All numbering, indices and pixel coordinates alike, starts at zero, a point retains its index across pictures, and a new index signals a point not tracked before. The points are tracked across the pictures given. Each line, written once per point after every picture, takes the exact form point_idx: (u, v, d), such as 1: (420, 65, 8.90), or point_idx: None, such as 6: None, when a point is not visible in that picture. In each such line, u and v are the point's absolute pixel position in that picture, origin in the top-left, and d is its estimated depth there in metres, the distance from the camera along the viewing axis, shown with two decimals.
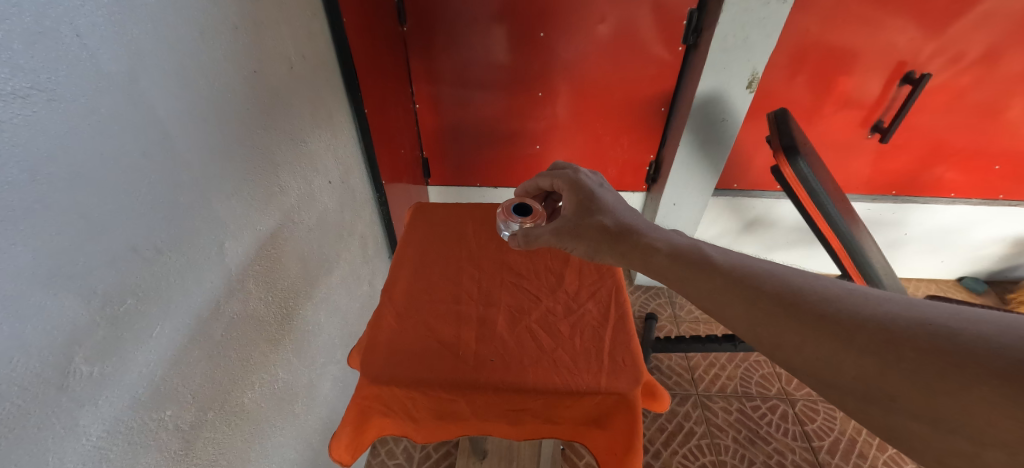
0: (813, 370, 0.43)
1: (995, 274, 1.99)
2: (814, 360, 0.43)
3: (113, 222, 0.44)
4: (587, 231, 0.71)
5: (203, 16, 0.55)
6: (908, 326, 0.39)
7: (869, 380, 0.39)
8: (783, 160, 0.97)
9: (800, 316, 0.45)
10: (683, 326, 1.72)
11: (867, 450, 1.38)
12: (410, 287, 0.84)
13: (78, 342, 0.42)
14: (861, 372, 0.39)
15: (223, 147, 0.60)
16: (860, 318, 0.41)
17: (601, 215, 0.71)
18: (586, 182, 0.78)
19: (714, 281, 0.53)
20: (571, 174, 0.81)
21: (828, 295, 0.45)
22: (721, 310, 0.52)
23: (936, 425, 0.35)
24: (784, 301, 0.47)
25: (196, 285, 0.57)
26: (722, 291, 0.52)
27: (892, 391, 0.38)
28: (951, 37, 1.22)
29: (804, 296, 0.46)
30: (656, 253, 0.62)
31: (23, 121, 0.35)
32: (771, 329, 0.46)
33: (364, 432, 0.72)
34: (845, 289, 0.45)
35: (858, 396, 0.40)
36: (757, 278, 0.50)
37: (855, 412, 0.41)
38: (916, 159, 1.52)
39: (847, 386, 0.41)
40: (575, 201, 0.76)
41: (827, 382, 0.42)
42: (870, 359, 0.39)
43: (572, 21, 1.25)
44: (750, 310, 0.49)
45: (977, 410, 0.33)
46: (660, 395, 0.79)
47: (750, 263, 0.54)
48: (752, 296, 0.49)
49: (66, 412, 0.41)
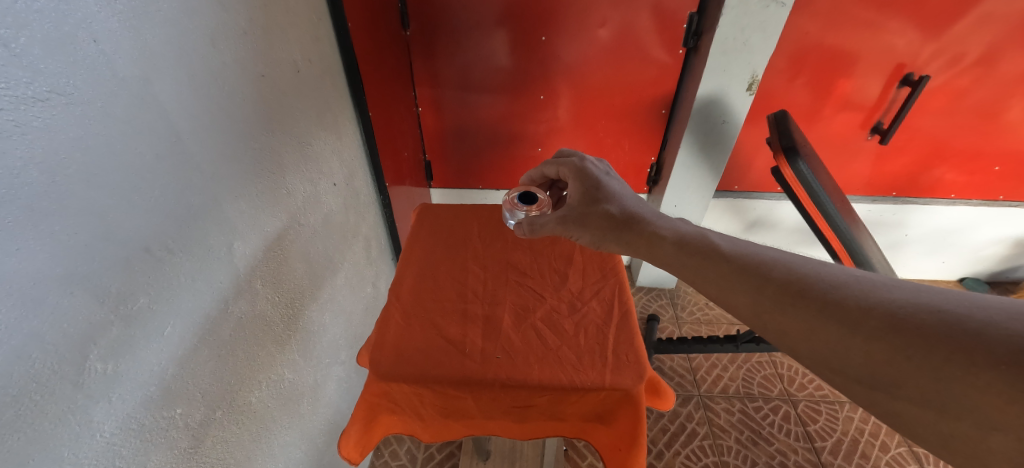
0: (820, 357, 0.44)
1: (997, 275, 1.99)
2: (821, 348, 0.43)
3: (129, 221, 0.45)
4: (593, 219, 0.72)
5: (213, 20, 0.56)
6: (916, 311, 0.39)
7: (876, 368, 0.40)
8: (783, 161, 0.99)
9: (807, 303, 0.45)
10: (685, 327, 1.73)
11: (869, 450, 1.38)
12: (417, 286, 0.85)
13: (93, 340, 0.43)
14: (868, 360, 0.40)
15: (232, 148, 0.61)
16: (868, 304, 0.42)
17: (606, 203, 0.72)
18: (592, 170, 0.79)
19: (721, 270, 0.54)
20: (577, 161, 0.82)
21: (834, 281, 0.46)
22: (728, 299, 0.53)
23: (943, 411, 0.36)
24: (791, 289, 0.47)
25: (206, 285, 0.58)
26: (728, 281, 0.53)
27: (899, 377, 0.39)
28: (950, 38, 1.24)
29: (810, 283, 0.47)
30: (661, 242, 0.62)
31: (44, 125, 0.37)
32: (777, 316, 0.47)
33: (371, 430, 0.73)
34: (851, 275, 0.46)
35: (863, 383, 0.41)
36: (764, 266, 0.51)
37: (862, 398, 0.42)
38: (916, 160, 1.53)
39: (853, 373, 0.42)
40: (580, 189, 0.77)
41: (834, 369, 0.43)
42: (877, 346, 0.40)
43: (573, 26, 1.27)
44: (756, 300, 0.49)
45: (983, 396, 0.34)
46: (664, 393, 0.80)
47: (756, 251, 0.55)
48: (759, 283, 0.50)
49: (82, 408, 0.42)
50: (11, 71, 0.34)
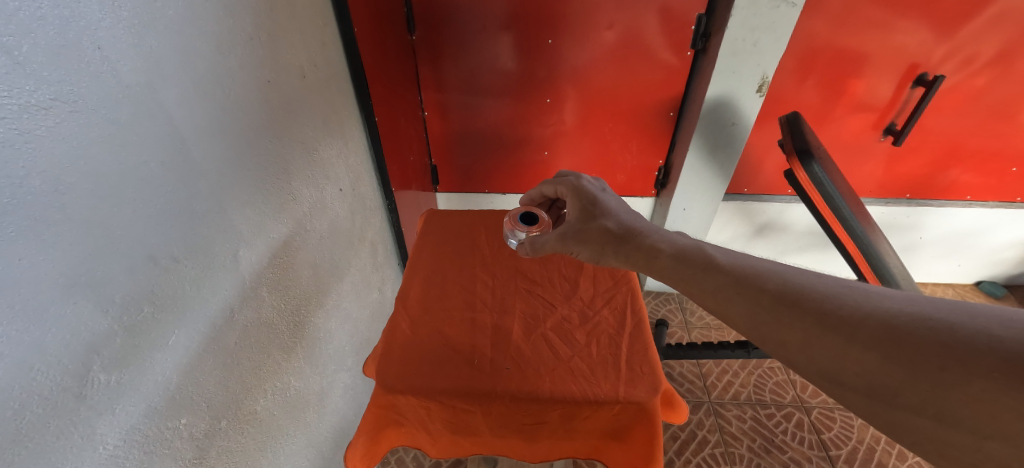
0: (816, 367, 0.42)
1: (1014, 278, 1.95)
2: (817, 358, 0.42)
3: (130, 231, 0.44)
4: (591, 235, 0.70)
5: (218, 27, 0.55)
6: (908, 321, 0.38)
7: (872, 377, 0.38)
8: (796, 164, 0.97)
9: (803, 313, 0.44)
10: (694, 333, 1.70)
11: (886, 459, 1.35)
12: (424, 295, 0.84)
13: (97, 351, 0.42)
14: (864, 370, 0.39)
15: (236, 155, 0.60)
16: (862, 313, 0.41)
17: (604, 219, 0.71)
18: (588, 188, 0.78)
19: (719, 281, 0.52)
20: (573, 180, 0.81)
21: (829, 292, 0.44)
22: (726, 311, 0.51)
23: (940, 419, 0.35)
24: (787, 299, 0.46)
25: (211, 292, 0.57)
26: (726, 290, 0.51)
27: (896, 386, 0.37)
28: (965, 38, 1.21)
29: (805, 293, 0.45)
30: (660, 254, 0.61)
31: (47, 132, 0.36)
32: (775, 327, 0.45)
33: (378, 443, 0.73)
34: (845, 286, 0.45)
35: (860, 392, 0.39)
36: (760, 277, 0.50)
37: (860, 409, 0.40)
38: (930, 161, 1.50)
39: (855, 385, 0.40)
40: (578, 206, 0.76)
41: (831, 379, 0.41)
42: (872, 355, 0.38)
43: (581, 28, 1.26)
44: (752, 309, 0.48)
45: (975, 402, 0.33)
46: (679, 405, 0.78)
47: (756, 262, 0.53)
48: (755, 294, 0.48)
49: (85, 420, 0.42)
50: (13, 79, 0.33)
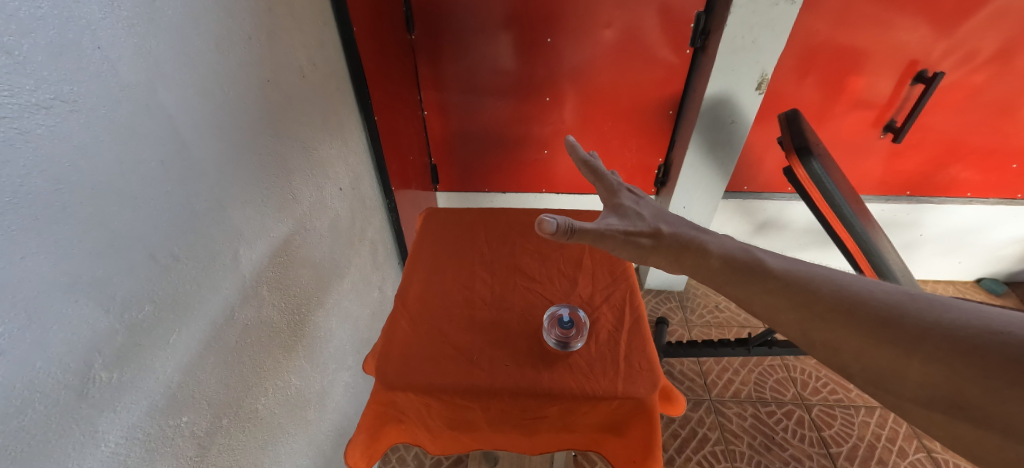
0: (874, 375, 0.41)
1: (1015, 274, 1.95)
2: (874, 368, 0.41)
3: (129, 231, 0.44)
4: (639, 233, 0.66)
5: (217, 26, 0.56)
6: (978, 333, 0.36)
7: (935, 388, 0.37)
8: (795, 161, 0.97)
9: (860, 320, 0.43)
10: (695, 331, 1.71)
11: (886, 456, 1.35)
12: (423, 293, 0.84)
13: (99, 349, 0.43)
14: (927, 382, 0.37)
15: (235, 155, 0.60)
16: (926, 324, 0.39)
17: (651, 222, 0.69)
18: (628, 196, 0.76)
19: (769, 286, 0.52)
20: (611, 186, 0.79)
21: (891, 301, 0.43)
22: (773, 316, 0.51)
23: (1006, 434, 0.33)
24: (843, 307, 0.45)
25: (213, 291, 0.58)
26: (777, 297, 0.51)
27: (960, 397, 0.36)
28: (965, 35, 1.21)
29: (864, 301, 0.44)
30: (710, 256, 0.60)
31: (47, 132, 0.36)
32: (829, 334, 0.45)
33: (378, 440, 0.74)
34: (907, 294, 0.43)
35: (920, 402, 0.38)
36: (814, 284, 0.49)
37: (919, 419, 0.39)
38: (931, 158, 1.50)
39: (909, 393, 0.39)
40: (621, 208, 0.73)
41: (887, 389, 0.40)
42: (935, 367, 0.37)
43: (579, 27, 1.26)
44: (803, 316, 0.47)
45: None
46: (677, 398, 0.79)
47: (809, 269, 0.52)
48: (808, 301, 0.48)
49: (87, 418, 0.42)
50: (14, 79, 0.34)
